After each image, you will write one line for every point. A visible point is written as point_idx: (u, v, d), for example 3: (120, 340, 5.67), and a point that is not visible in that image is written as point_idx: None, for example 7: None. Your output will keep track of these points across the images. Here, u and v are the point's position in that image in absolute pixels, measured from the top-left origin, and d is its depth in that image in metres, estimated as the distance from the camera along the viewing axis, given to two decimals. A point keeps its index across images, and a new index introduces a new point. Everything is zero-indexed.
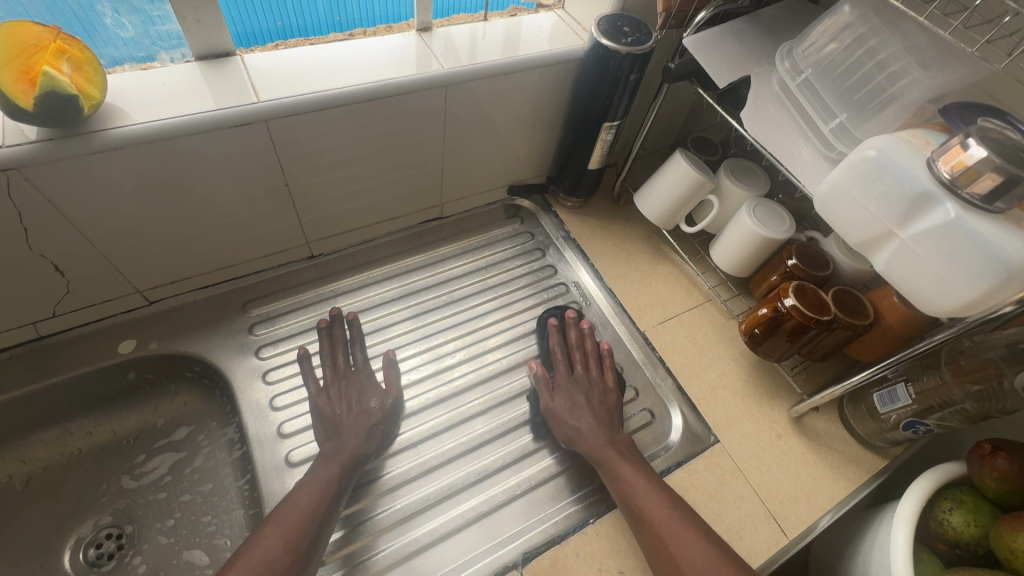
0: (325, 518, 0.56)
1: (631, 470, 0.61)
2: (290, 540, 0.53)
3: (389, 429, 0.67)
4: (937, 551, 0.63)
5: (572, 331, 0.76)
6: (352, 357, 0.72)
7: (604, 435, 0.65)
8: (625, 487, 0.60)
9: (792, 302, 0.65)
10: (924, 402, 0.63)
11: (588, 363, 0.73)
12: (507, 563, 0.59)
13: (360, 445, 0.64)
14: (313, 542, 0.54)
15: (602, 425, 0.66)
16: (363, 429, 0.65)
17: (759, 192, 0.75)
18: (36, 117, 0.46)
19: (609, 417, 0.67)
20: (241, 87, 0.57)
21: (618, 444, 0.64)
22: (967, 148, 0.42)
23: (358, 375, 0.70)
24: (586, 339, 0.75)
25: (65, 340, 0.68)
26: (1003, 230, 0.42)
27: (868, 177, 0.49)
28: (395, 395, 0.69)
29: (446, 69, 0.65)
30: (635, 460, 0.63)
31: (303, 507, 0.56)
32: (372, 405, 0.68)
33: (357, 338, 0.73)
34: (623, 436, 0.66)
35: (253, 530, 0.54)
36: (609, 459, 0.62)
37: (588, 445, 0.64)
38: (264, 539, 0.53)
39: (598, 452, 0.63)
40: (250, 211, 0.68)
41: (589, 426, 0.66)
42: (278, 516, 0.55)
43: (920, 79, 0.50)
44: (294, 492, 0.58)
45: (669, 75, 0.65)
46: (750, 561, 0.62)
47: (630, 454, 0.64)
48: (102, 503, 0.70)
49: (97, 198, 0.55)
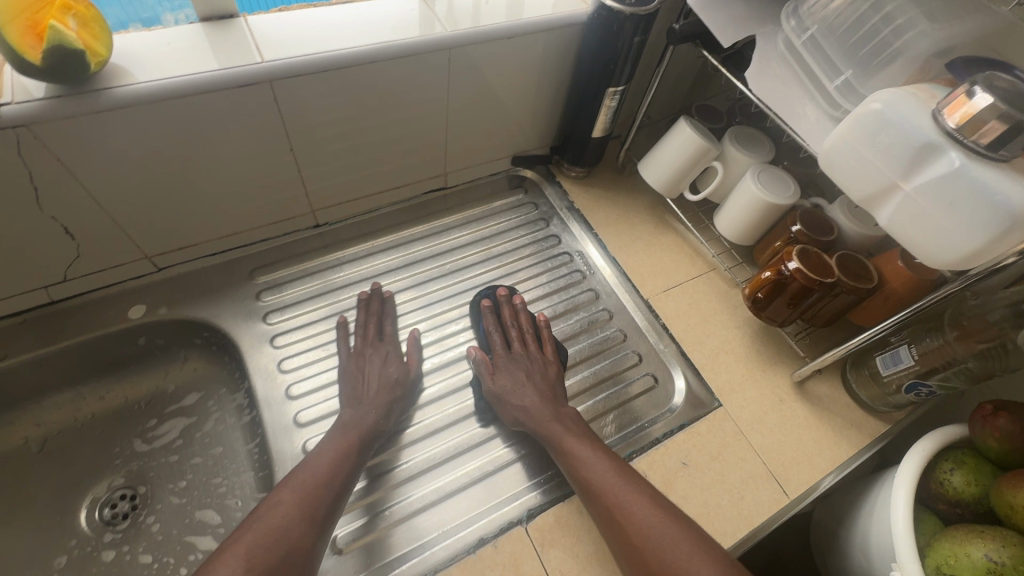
0: (342, 484, 0.57)
1: (577, 440, 0.62)
2: (306, 509, 0.53)
3: (407, 405, 0.68)
4: (936, 511, 0.63)
5: (505, 308, 0.76)
6: (385, 328, 0.74)
7: (550, 408, 0.65)
8: (572, 458, 0.60)
9: (796, 265, 0.65)
10: (926, 363, 0.63)
11: (525, 339, 0.73)
12: (511, 519, 0.60)
13: (378, 421, 0.64)
14: (330, 509, 0.55)
15: (549, 400, 0.66)
16: (382, 404, 0.65)
17: (763, 158, 0.75)
18: (44, 72, 0.47)
19: (553, 391, 0.68)
20: (246, 48, 0.58)
21: (563, 416, 0.65)
22: (973, 97, 0.42)
23: (386, 347, 0.71)
24: (519, 314, 0.76)
25: (76, 305, 0.69)
26: (1008, 178, 0.42)
27: (873, 131, 0.49)
28: (417, 372, 0.70)
29: (450, 32, 0.64)
30: (578, 430, 0.63)
31: (318, 473, 0.57)
32: (396, 378, 0.68)
33: (392, 313, 0.75)
34: (568, 408, 0.66)
35: (268, 496, 0.54)
36: (555, 431, 0.63)
37: (535, 420, 0.65)
38: (281, 507, 0.53)
39: (544, 425, 0.64)
40: (257, 177, 0.68)
41: (535, 402, 0.66)
42: (294, 480, 0.56)
43: (924, 32, 0.50)
44: (309, 459, 0.58)
45: (673, 37, 0.64)
46: (752, 519, 0.63)
47: (575, 424, 0.64)
48: (115, 465, 0.71)
49: (106, 159, 0.56)
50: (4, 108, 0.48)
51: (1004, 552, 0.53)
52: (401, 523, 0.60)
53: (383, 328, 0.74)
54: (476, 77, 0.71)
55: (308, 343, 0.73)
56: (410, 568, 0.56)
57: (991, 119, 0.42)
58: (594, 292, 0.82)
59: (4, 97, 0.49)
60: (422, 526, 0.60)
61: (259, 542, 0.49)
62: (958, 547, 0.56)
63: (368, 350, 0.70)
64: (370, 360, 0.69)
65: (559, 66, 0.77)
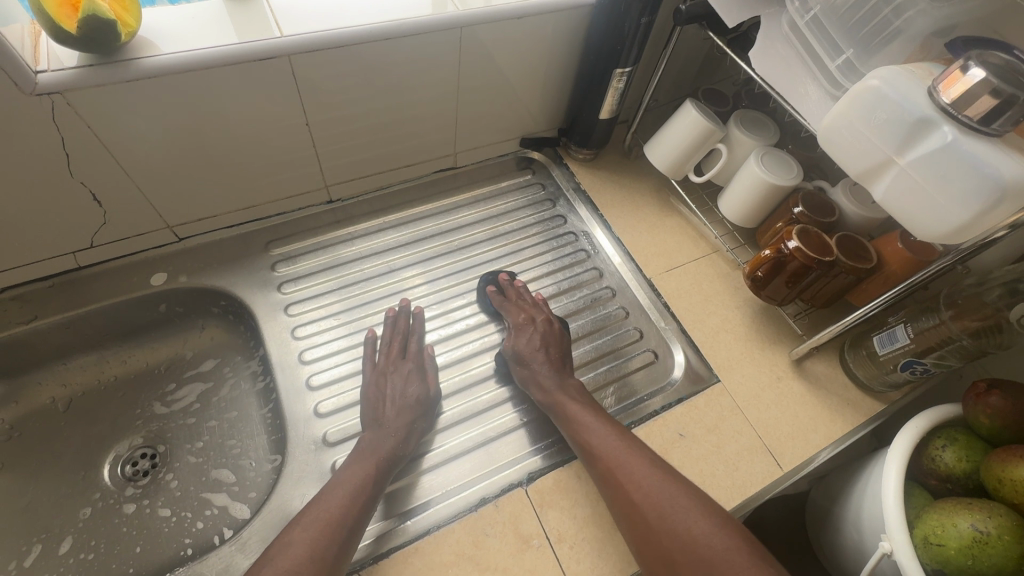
0: (356, 522, 0.54)
1: (581, 408, 0.64)
2: (316, 547, 0.51)
3: (426, 426, 0.66)
4: (927, 486, 0.64)
5: (511, 289, 0.77)
6: (409, 346, 0.72)
7: (555, 379, 0.67)
8: (577, 425, 0.63)
9: (795, 244, 0.67)
10: (922, 343, 0.64)
11: (530, 309, 0.74)
12: (513, 481, 0.63)
13: (397, 445, 0.62)
14: (343, 548, 0.52)
15: (556, 369, 0.68)
16: (401, 427, 0.63)
17: (768, 141, 0.76)
18: (78, 42, 0.50)
19: (561, 359, 0.70)
20: (265, 23, 0.60)
21: (567, 387, 0.67)
22: (967, 72, 0.44)
23: (407, 365, 0.69)
24: (523, 294, 0.77)
25: (100, 272, 0.72)
26: (998, 152, 0.44)
27: (871, 108, 0.50)
28: (437, 390, 0.69)
29: (461, 11, 0.66)
30: (585, 401, 0.65)
31: (332, 512, 0.54)
32: (416, 399, 0.66)
33: (419, 330, 0.74)
34: (572, 378, 0.69)
35: (279, 536, 0.53)
36: (561, 403, 0.65)
37: (543, 393, 0.67)
38: (292, 549, 0.51)
39: (552, 396, 0.66)
40: (273, 150, 0.71)
41: (542, 372, 0.68)
42: (306, 520, 0.54)
43: (925, 10, 0.51)
44: (323, 493, 0.57)
45: (679, 18, 0.66)
46: (746, 490, 0.65)
47: (578, 394, 0.67)
48: (136, 425, 0.75)
49: (132, 128, 0.59)
50: (41, 75, 0.51)
51: (989, 522, 0.54)
52: (407, 481, 0.63)
53: (408, 346, 0.72)
54: (487, 57, 0.73)
55: (320, 312, 0.76)
56: (416, 523, 0.59)
57: (983, 94, 0.43)
58: (597, 271, 0.84)
59: (39, 65, 0.52)
60: (427, 485, 0.63)
61: None
62: (947, 518, 0.57)
63: (389, 368, 0.69)
64: (392, 378, 0.68)
65: (568, 48, 0.78)
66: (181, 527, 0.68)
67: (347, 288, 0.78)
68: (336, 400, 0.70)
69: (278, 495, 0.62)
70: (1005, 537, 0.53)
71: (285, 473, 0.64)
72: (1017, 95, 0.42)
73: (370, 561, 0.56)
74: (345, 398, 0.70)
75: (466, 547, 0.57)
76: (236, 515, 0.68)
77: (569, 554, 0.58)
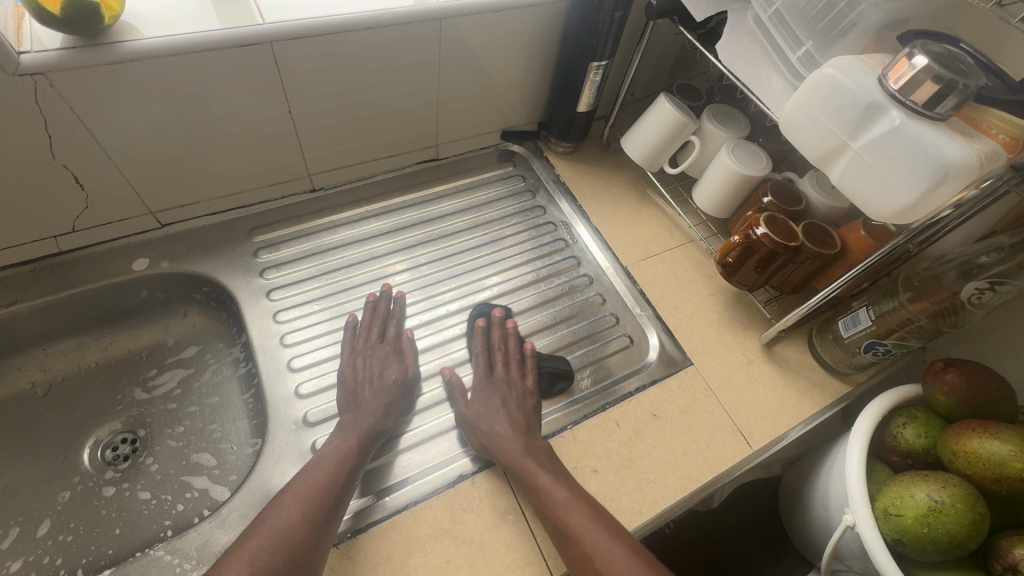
0: (343, 487, 0.57)
1: (551, 479, 0.59)
2: (308, 510, 0.54)
3: (406, 406, 0.67)
4: (890, 462, 0.66)
5: (495, 330, 0.75)
6: (387, 331, 0.74)
7: (522, 441, 0.62)
8: (546, 500, 0.57)
9: (763, 230, 0.69)
10: (884, 325, 0.66)
11: (508, 362, 0.72)
12: (490, 459, 0.64)
13: (378, 421, 0.64)
14: (332, 512, 0.55)
15: (521, 431, 0.63)
16: (381, 405, 0.65)
17: (739, 133, 0.79)
18: (63, 24, 0.52)
19: (527, 424, 0.65)
20: (248, 11, 0.62)
21: (535, 450, 0.62)
22: (913, 60, 0.47)
23: (385, 349, 0.71)
24: (509, 339, 0.74)
25: (82, 257, 0.72)
26: (942, 134, 0.47)
27: (826, 95, 0.53)
28: (415, 371, 0.71)
29: (441, 3, 0.68)
30: (552, 467, 0.61)
31: (320, 478, 0.57)
32: (394, 380, 0.68)
33: (400, 314, 0.76)
34: (540, 441, 0.64)
35: (272, 501, 0.55)
36: (524, 467, 0.60)
37: (506, 453, 0.61)
38: (283, 511, 0.53)
39: (514, 460, 0.60)
40: (257, 138, 0.72)
41: (506, 433, 0.63)
42: (297, 486, 0.56)
43: (877, 4, 0.55)
44: (313, 462, 0.59)
45: (651, 12, 0.69)
46: (717, 467, 0.67)
47: (546, 459, 0.62)
48: (117, 410, 0.75)
49: (115, 111, 0.60)
50: (24, 56, 0.52)
51: (944, 492, 0.55)
52: (387, 460, 0.64)
53: (386, 331, 0.74)
54: (467, 50, 0.75)
55: (301, 297, 0.77)
56: (395, 499, 0.60)
57: (926, 79, 0.46)
58: (575, 260, 0.86)
59: (23, 46, 0.53)
60: (406, 463, 0.64)
61: (263, 548, 0.50)
62: (905, 490, 0.58)
63: (368, 350, 0.71)
64: (370, 360, 0.70)
65: (546, 41, 0.81)
66: (161, 509, 0.68)
67: (328, 275, 0.80)
68: (317, 381, 0.71)
69: (257, 473, 0.63)
70: (958, 505, 0.54)
71: (265, 453, 0.64)
72: (956, 80, 0.45)
73: (350, 534, 0.57)
74: (326, 380, 0.71)
75: (442, 521, 0.59)
76: (216, 497, 0.69)
77: (543, 528, 0.59)
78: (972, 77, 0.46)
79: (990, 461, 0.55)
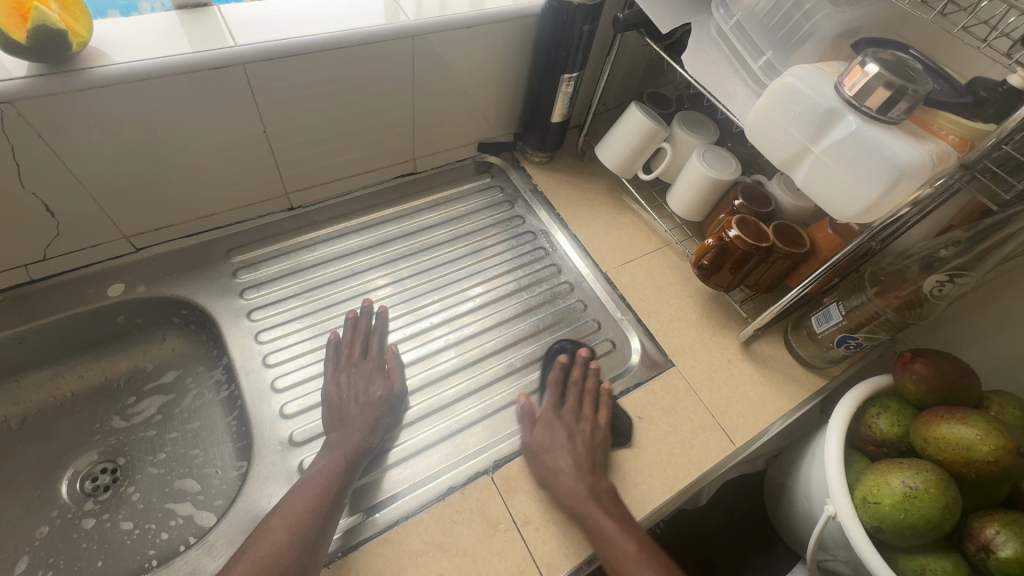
0: (332, 507, 0.57)
1: (619, 529, 0.57)
2: (295, 532, 0.53)
3: (392, 422, 0.67)
4: (867, 452, 0.67)
5: (576, 367, 0.73)
6: (371, 346, 0.74)
7: (585, 484, 0.61)
8: (612, 549, 0.56)
9: (735, 233, 0.71)
10: (854, 319, 0.69)
11: (580, 400, 0.70)
12: (479, 469, 0.64)
13: (364, 438, 0.64)
14: (319, 534, 0.54)
15: (584, 472, 0.62)
16: (367, 422, 0.65)
17: (708, 139, 0.81)
18: (29, 51, 0.51)
19: (594, 462, 0.64)
20: (219, 33, 0.62)
21: (600, 493, 0.61)
22: (865, 67, 0.49)
23: (368, 365, 0.71)
24: (586, 378, 0.72)
25: (54, 285, 0.71)
26: (895, 137, 0.50)
27: (786, 102, 0.55)
28: (401, 386, 0.71)
29: (413, 21, 0.69)
30: (617, 513, 0.59)
31: (307, 499, 0.56)
32: (380, 396, 0.68)
33: (381, 330, 0.76)
34: (605, 481, 0.62)
35: (258, 526, 0.55)
36: (592, 513, 0.59)
37: (568, 496, 0.60)
38: (271, 533, 0.53)
39: (580, 505, 0.59)
40: (232, 158, 0.72)
41: (569, 471, 0.62)
42: (283, 508, 0.56)
43: (830, 14, 0.57)
44: (300, 482, 0.59)
45: (619, 25, 0.71)
46: (701, 467, 0.68)
47: (612, 505, 0.60)
48: (95, 440, 0.73)
49: (85, 139, 0.59)
50: None
51: (918, 478, 0.57)
52: (381, 474, 0.64)
53: (368, 347, 0.74)
54: (441, 64, 0.76)
55: (283, 316, 0.77)
56: (385, 515, 0.60)
57: (878, 86, 0.49)
58: (556, 267, 0.87)
59: None
60: (395, 478, 0.64)
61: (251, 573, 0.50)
62: (881, 478, 0.59)
63: (351, 368, 0.71)
64: (354, 378, 0.70)
65: (518, 54, 0.82)
66: (145, 538, 0.66)
67: (310, 292, 0.79)
68: (301, 401, 0.70)
69: (244, 496, 0.62)
70: (931, 490, 0.56)
71: (252, 476, 0.63)
72: (906, 86, 0.48)
73: (340, 553, 0.57)
74: (311, 399, 0.71)
75: (434, 535, 0.59)
76: (202, 523, 0.68)
77: (535, 535, 0.60)
78: (921, 83, 0.49)
79: (960, 447, 0.57)
